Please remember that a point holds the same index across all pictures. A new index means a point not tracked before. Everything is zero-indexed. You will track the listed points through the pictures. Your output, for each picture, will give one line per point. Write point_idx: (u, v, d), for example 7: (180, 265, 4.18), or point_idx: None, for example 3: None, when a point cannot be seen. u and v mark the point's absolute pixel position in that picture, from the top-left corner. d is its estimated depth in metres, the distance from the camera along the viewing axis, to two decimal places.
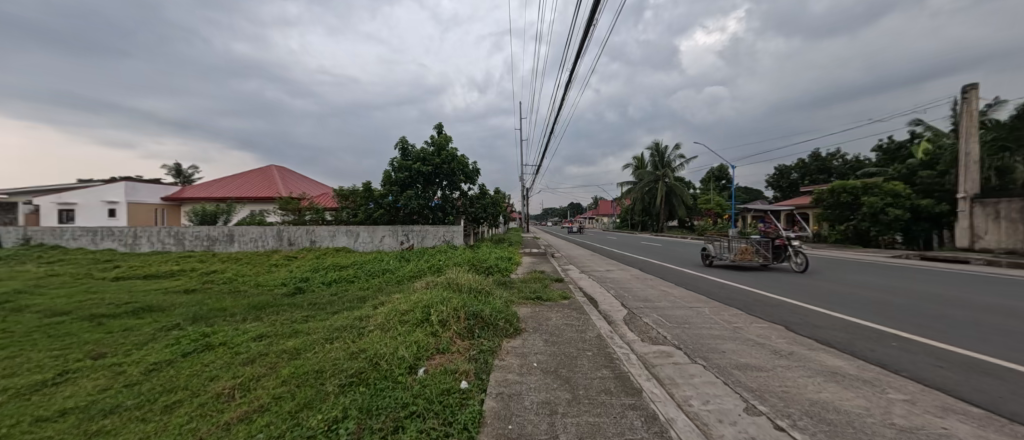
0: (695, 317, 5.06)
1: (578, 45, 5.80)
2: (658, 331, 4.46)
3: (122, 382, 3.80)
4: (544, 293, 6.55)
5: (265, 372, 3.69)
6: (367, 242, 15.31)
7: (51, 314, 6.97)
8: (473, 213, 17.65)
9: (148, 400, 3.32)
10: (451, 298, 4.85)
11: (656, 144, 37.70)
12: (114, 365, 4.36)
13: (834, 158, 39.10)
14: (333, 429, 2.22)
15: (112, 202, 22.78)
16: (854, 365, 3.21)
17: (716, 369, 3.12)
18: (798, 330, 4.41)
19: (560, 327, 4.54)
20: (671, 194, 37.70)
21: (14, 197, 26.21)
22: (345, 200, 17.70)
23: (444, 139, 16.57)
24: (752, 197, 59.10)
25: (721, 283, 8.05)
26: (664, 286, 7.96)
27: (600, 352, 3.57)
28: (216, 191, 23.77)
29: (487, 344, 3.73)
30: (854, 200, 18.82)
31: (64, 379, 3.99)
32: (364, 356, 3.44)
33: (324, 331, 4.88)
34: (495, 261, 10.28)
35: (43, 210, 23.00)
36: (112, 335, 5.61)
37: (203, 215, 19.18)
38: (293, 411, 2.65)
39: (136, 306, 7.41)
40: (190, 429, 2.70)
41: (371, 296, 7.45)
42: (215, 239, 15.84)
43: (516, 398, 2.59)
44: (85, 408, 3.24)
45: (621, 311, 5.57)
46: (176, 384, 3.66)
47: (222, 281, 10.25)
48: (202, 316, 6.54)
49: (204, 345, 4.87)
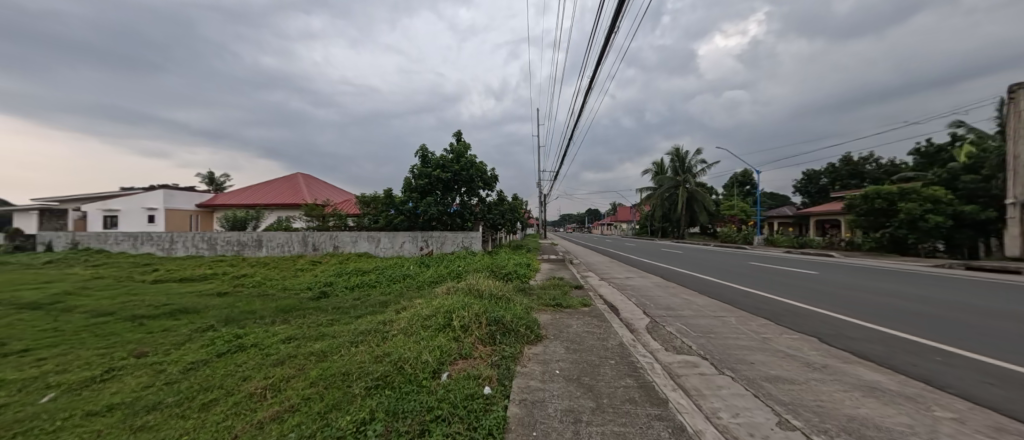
0: (720, 327, 4.92)
1: (601, 50, 5.78)
2: (682, 340, 4.36)
3: (163, 380, 4.01)
4: (564, 300, 6.49)
5: (295, 373, 3.81)
6: (388, 248, 15.63)
7: (97, 314, 7.42)
8: (491, 219, 17.79)
9: (187, 398, 3.49)
10: (472, 304, 4.89)
11: (676, 150, 37.16)
12: (155, 363, 4.61)
13: (867, 162, 37.25)
14: (362, 431, 2.29)
15: (151, 209, 24.16)
16: (895, 380, 3.04)
17: (745, 380, 3.03)
18: (832, 341, 4.23)
19: (580, 334, 4.51)
20: (692, 200, 36.83)
21: (65, 204, 28.22)
22: (366, 207, 18.10)
23: (463, 146, 16.79)
24: (779, 202, 57.13)
25: (746, 292, 7.83)
26: (686, 294, 7.76)
27: (623, 361, 3.51)
28: (248, 196, 25.03)
29: (509, 350, 3.74)
30: (889, 205, 17.95)
31: (111, 376, 4.25)
32: (389, 359, 3.51)
33: (350, 334, 5.01)
34: (514, 267, 10.27)
35: (90, 216, 24.63)
36: (152, 335, 5.93)
37: (234, 221, 20.13)
38: (323, 412, 2.73)
39: (172, 308, 7.79)
40: (226, 427, 2.82)
41: (393, 301, 7.60)
42: (245, 244, 16.53)
43: (539, 405, 2.59)
44: (130, 404, 3.44)
45: (644, 319, 5.48)
46: (213, 383, 3.83)
47: (252, 284, 10.71)
48: (234, 318, 6.83)
49: (237, 346, 5.07)
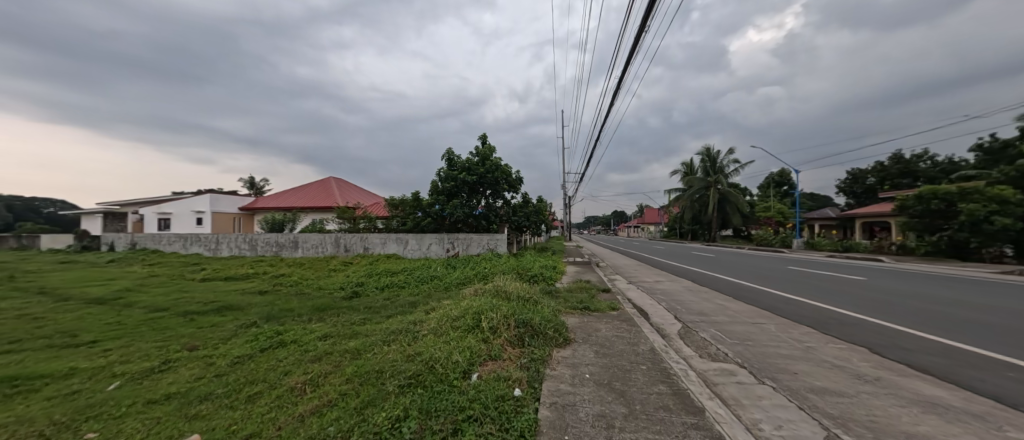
0: (758, 334, 4.70)
1: (630, 50, 5.68)
2: (718, 346, 4.20)
3: (214, 372, 4.30)
4: (592, 303, 6.41)
5: (332, 369, 3.98)
6: (415, 250, 16.00)
7: (154, 309, 8.03)
8: (516, 221, 17.88)
9: (234, 390, 3.72)
10: (500, 305, 4.91)
11: (706, 150, 35.91)
12: (205, 357, 4.94)
13: (921, 160, 34.51)
14: (397, 427, 2.36)
15: (200, 212, 25.92)
16: (959, 397, 2.80)
17: (788, 391, 2.88)
18: (884, 352, 3.95)
19: (610, 338, 4.45)
20: (724, 201, 35.40)
21: (125, 208, 30.73)
22: (394, 209, 18.36)
23: (489, 149, 16.95)
24: (820, 203, 53.92)
25: (785, 298, 7.46)
26: (719, 300, 7.46)
27: (655, 367, 3.43)
28: (285, 200, 26.37)
29: (538, 352, 3.74)
30: (948, 207, 16.54)
31: (167, 367, 4.60)
32: (420, 358, 3.60)
33: (381, 333, 5.16)
34: (540, 269, 10.26)
35: (147, 219, 26.72)
36: (202, 330, 6.35)
37: (272, 223, 21.27)
38: (359, 408, 2.84)
39: (219, 304, 8.32)
40: (271, 418, 2.98)
41: (421, 301, 7.78)
42: (282, 245, 17.42)
43: (570, 408, 2.58)
44: (185, 394, 3.70)
45: (676, 325, 5.32)
46: (257, 377, 4.06)
47: (289, 284, 11.27)
48: (274, 315, 7.21)
49: (278, 342, 5.36)
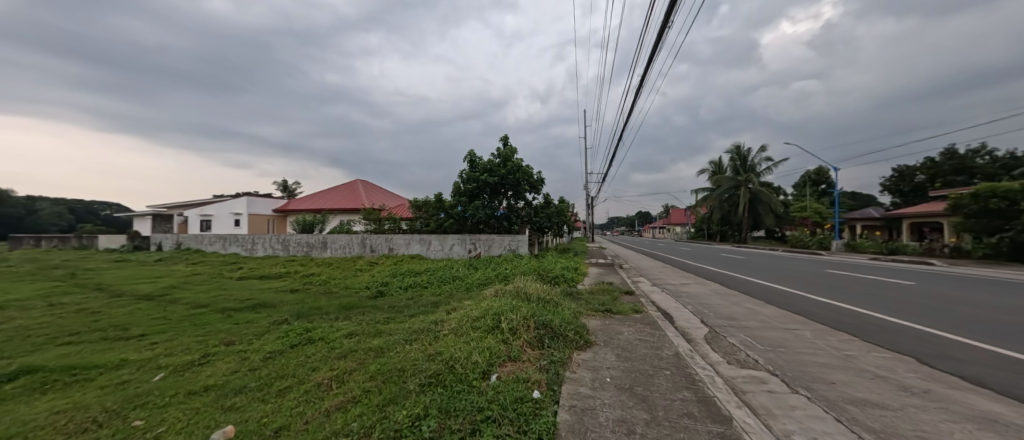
0: (792, 341, 4.46)
1: (653, 46, 5.55)
2: (747, 353, 4.01)
3: (247, 367, 4.53)
4: (614, 306, 6.29)
5: (356, 367, 4.10)
6: (438, 250, 16.25)
7: (195, 305, 8.55)
8: (537, 222, 17.85)
9: (266, 384, 3.90)
10: (520, 307, 4.91)
11: (736, 148, 34.56)
12: (240, 351, 5.21)
13: (978, 155, 31.77)
14: (417, 425, 2.40)
15: (237, 214, 27.42)
16: (1023, 414, 2.54)
17: (824, 401, 2.71)
18: (934, 363, 3.65)
19: (632, 342, 4.35)
20: (755, 200, 33.91)
21: (172, 210, 32.93)
22: (418, 210, 18.65)
23: (510, 150, 16.98)
24: (862, 203, 50.63)
25: (822, 303, 7.05)
26: (749, 304, 7.13)
27: (679, 372, 3.33)
28: (315, 202, 27.46)
29: (557, 354, 3.71)
30: (1009, 206, 15.15)
31: (205, 360, 4.87)
32: (441, 358, 3.64)
33: (404, 332, 5.27)
34: (562, 271, 10.18)
35: (190, 220, 28.52)
36: (237, 326, 6.70)
37: (304, 225, 22.21)
38: (381, 405, 2.90)
39: (254, 302, 8.75)
40: (298, 412, 3.10)
41: (443, 301, 7.91)
42: (312, 245, 18.15)
43: (590, 412, 2.54)
44: (221, 387, 3.91)
45: (702, 329, 5.13)
46: (286, 372, 4.23)
47: (318, 283, 11.70)
48: (304, 313, 7.50)
49: (306, 339, 5.57)
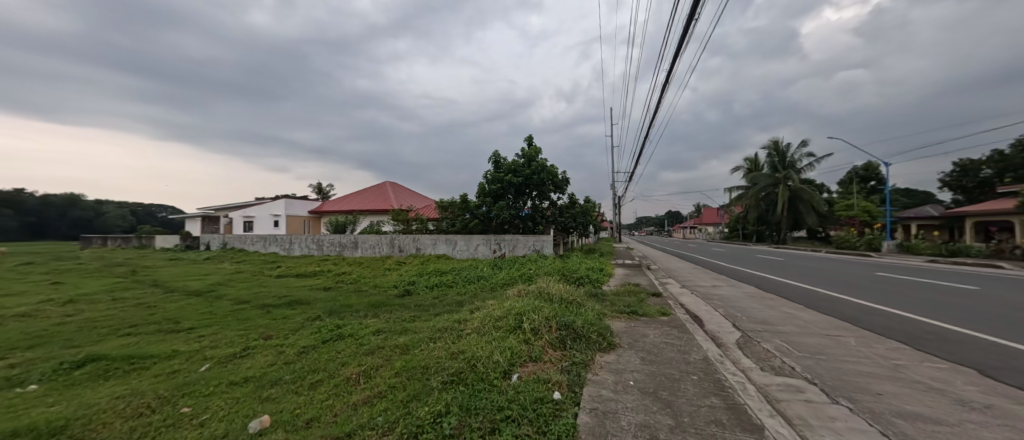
0: (834, 348, 4.17)
1: (680, 40, 5.37)
2: (782, 359, 3.79)
3: (283, 360, 4.79)
4: (639, 307, 6.13)
5: (383, 363, 4.23)
6: (463, 251, 16.45)
7: (238, 301, 9.14)
8: (562, 223, 17.74)
9: (300, 377, 4.12)
10: (542, 307, 4.89)
11: (774, 143, 32.77)
12: (277, 345, 5.52)
13: None
14: (438, 422, 2.45)
15: (277, 215, 29.01)
16: None
17: (867, 413, 2.52)
18: (999, 376, 3.30)
19: (658, 345, 4.23)
20: (795, 199, 31.98)
21: (219, 212, 35.34)
22: (444, 211, 18.96)
23: (535, 150, 16.93)
24: (919, 200, 46.54)
25: (869, 308, 6.55)
26: (787, 308, 6.73)
27: (707, 378, 3.19)
28: (348, 204, 28.59)
29: (580, 356, 3.66)
30: None
31: (246, 353, 5.20)
32: (463, 357, 3.70)
33: (429, 330, 5.39)
34: (586, 271, 10.03)
35: (235, 221, 30.47)
36: (275, 321, 7.10)
37: (337, 225, 23.20)
38: (405, 401, 2.98)
39: (290, 299, 9.24)
40: (329, 405, 3.24)
41: (467, 301, 8.00)
42: (345, 245, 18.90)
43: (612, 416, 2.49)
44: (259, 378, 4.16)
45: (734, 333, 4.90)
46: (318, 366, 4.44)
47: (350, 281, 12.18)
48: (336, 310, 7.83)
49: (337, 335, 5.82)
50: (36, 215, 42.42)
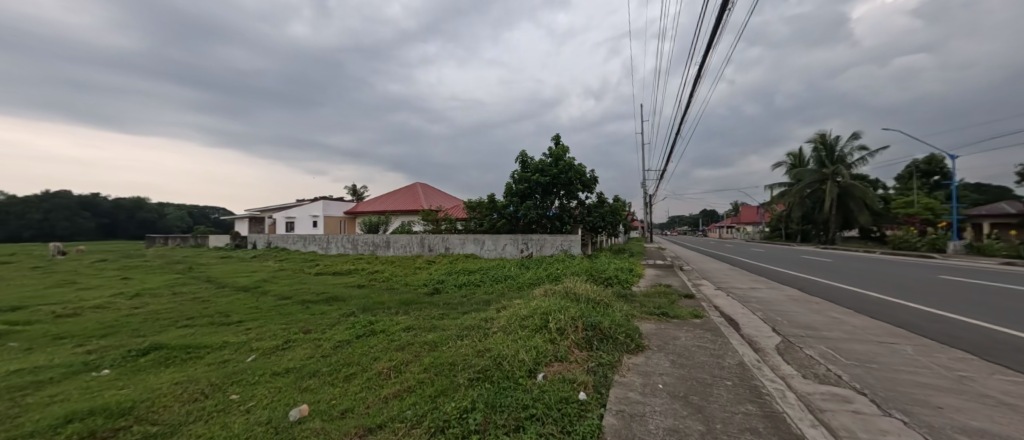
0: (887, 356, 3.84)
1: (714, 30, 5.15)
2: (827, 367, 3.54)
3: (321, 353, 5.05)
4: (671, 309, 5.92)
5: (412, 359, 4.36)
6: (491, 250, 16.60)
7: (281, 297, 9.74)
8: (591, 222, 17.51)
9: (336, 369, 4.33)
10: (569, 307, 4.85)
11: (821, 136, 30.61)
12: (315, 339, 5.83)
13: None
14: (464, 417, 2.50)
15: (316, 216, 30.60)
16: None
17: (925, 428, 2.31)
18: None
19: (689, 348, 4.08)
20: (845, 195, 29.69)
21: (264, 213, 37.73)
22: (472, 211, 19.22)
23: (562, 149, 16.80)
24: (993, 197, 41.83)
25: (930, 315, 5.97)
26: (834, 312, 6.28)
27: (743, 384, 3.04)
28: (381, 204, 29.66)
29: (607, 357, 3.60)
30: None
31: (287, 346, 5.53)
32: (489, 355, 3.74)
33: (457, 328, 5.48)
34: (615, 272, 9.83)
35: (279, 222, 32.39)
36: (314, 316, 7.49)
37: (370, 225, 24.14)
38: (433, 396, 3.06)
39: (327, 295, 9.71)
40: (362, 398, 3.38)
41: (494, 299, 8.07)
42: (377, 245, 19.62)
43: (639, 419, 2.43)
44: (298, 370, 4.41)
45: (774, 338, 4.63)
46: (352, 360, 4.65)
47: (382, 279, 12.64)
48: (369, 307, 8.14)
49: (370, 331, 6.05)
50: (110, 216, 47.17)
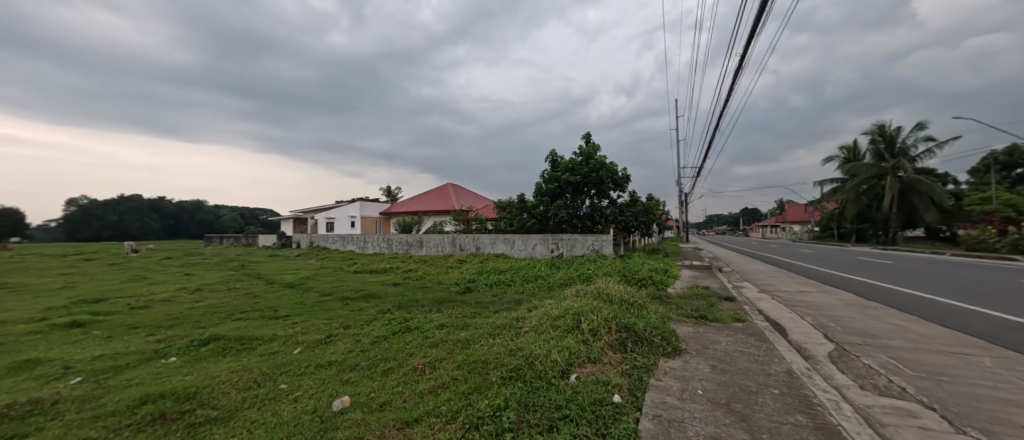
0: (961, 368, 3.47)
1: (757, 19, 4.89)
2: (889, 378, 3.26)
3: (360, 348, 5.29)
4: (710, 312, 5.67)
5: (446, 356, 4.47)
6: (521, 250, 16.63)
7: (323, 293, 10.29)
8: (623, 221, 17.11)
9: (374, 364, 4.52)
10: (601, 308, 4.77)
11: (879, 127, 28.09)
12: (354, 334, 6.11)
13: None
14: (498, 415, 2.53)
15: (353, 216, 32.04)
16: None
17: None
18: None
19: (731, 353, 3.88)
20: (909, 191, 27.07)
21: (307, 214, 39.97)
22: (502, 211, 19.36)
23: (593, 148, 16.55)
24: None
25: (1014, 324, 5.32)
26: (896, 319, 5.75)
27: (791, 393, 2.86)
28: (414, 205, 30.56)
29: (642, 360, 3.51)
30: None
31: (329, 340, 5.84)
32: (521, 354, 3.76)
33: (488, 327, 5.55)
34: (649, 273, 9.54)
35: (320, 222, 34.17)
36: (353, 312, 7.85)
37: (404, 226, 24.96)
38: (466, 393, 3.12)
39: (365, 292, 10.14)
40: (399, 392, 3.50)
41: (525, 299, 8.08)
42: (411, 244, 20.24)
43: (677, 425, 2.35)
44: (340, 363, 4.65)
45: (826, 346, 4.31)
46: (389, 355, 4.83)
47: (416, 278, 13.03)
48: (404, 304, 8.42)
49: (405, 327, 6.26)
50: (173, 218, 51.78)
